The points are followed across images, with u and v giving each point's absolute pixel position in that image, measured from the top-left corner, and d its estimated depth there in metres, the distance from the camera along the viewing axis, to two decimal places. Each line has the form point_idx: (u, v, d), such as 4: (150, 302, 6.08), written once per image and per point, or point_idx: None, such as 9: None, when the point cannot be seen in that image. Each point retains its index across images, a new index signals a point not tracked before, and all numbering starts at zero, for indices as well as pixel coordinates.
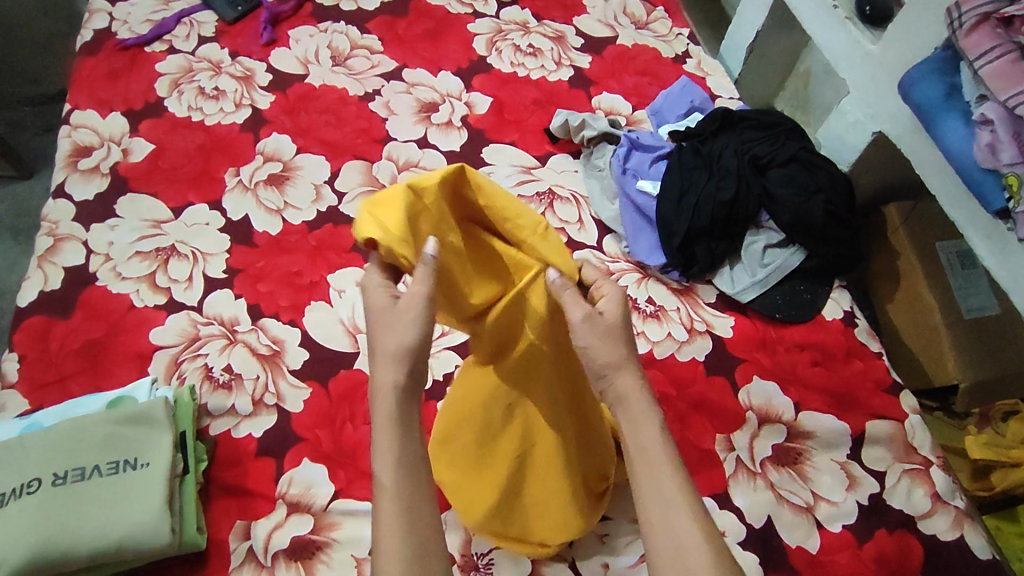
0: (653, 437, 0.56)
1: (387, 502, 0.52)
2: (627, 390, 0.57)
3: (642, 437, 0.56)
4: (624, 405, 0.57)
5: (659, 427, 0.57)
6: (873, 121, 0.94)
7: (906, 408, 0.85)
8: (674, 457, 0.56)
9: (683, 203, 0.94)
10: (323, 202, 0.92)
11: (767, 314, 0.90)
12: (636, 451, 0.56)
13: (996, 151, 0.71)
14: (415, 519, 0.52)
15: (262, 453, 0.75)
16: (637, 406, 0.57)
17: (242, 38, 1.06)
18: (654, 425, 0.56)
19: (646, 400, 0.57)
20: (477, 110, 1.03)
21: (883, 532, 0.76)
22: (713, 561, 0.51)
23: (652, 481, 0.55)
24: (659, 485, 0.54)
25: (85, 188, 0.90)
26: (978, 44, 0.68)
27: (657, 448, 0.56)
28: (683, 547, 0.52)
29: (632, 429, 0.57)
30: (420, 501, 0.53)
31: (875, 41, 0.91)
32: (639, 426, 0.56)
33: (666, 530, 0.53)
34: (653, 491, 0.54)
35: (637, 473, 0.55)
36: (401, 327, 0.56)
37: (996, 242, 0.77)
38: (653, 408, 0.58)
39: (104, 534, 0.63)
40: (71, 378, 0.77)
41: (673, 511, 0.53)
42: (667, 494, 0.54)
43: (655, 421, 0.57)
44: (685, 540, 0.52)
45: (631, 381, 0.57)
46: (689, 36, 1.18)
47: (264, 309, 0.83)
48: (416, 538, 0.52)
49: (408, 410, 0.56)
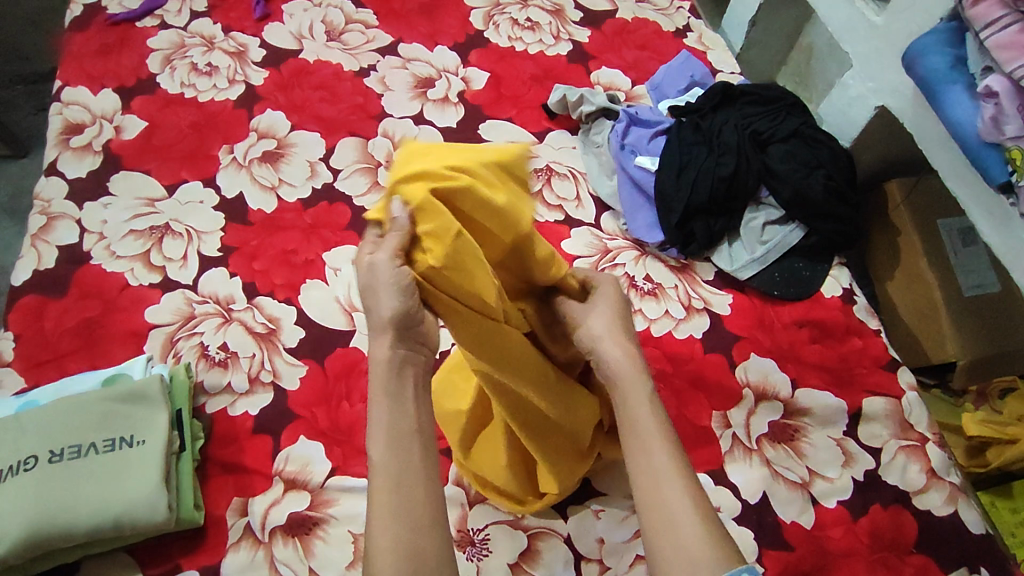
0: (643, 409, 0.56)
1: (379, 477, 0.49)
2: (619, 364, 0.58)
3: (633, 410, 0.56)
4: (614, 382, 0.58)
5: (647, 397, 0.57)
6: (876, 95, 0.93)
7: (903, 385, 0.85)
8: (665, 427, 0.56)
9: (683, 179, 0.92)
10: (318, 180, 0.91)
11: (765, 292, 0.90)
12: (627, 425, 0.56)
13: (999, 124, 0.70)
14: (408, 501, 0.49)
15: (258, 431, 0.75)
16: (625, 379, 0.57)
17: (235, 12, 1.05)
18: (643, 397, 0.57)
19: (638, 369, 0.58)
20: (474, 85, 1.02)
21: (878, 507, 0.76)
22: (704, 521, 0.51)
23: (642, 452, 0.54)
24: (651, 455, 0.54)
25: (77, 165, 0.89)
26: (986, 14, 0.67)
27: (647, 419, 0.56)
28: (676, 515, 0.51)
29: (624, 402, 0.57)
30: (410, 474, 0.50)
31: (879, 12, 0.89)
32: (630, 399, 0.57)
33: (659, 498, 0.52)
34: (643, 461, 0.54)
35: (630, 447, 0.55)
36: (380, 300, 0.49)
37: (998, 217, 0.77)
38: (646, 377, 0.58)
39: (101, 510, 0.64)
40: (67, 357, 0.77)
41: (665, 481, 0.52)
42: (659, 462, 0.53)
43: (644, 392, 0.57)
44: (678, 506, 0.51)
45: (621, 354, 0.58)
46: (689, 10, 1.16)
47: (259, 288, 0.83)
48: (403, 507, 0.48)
49: (398, 382, 0.52)
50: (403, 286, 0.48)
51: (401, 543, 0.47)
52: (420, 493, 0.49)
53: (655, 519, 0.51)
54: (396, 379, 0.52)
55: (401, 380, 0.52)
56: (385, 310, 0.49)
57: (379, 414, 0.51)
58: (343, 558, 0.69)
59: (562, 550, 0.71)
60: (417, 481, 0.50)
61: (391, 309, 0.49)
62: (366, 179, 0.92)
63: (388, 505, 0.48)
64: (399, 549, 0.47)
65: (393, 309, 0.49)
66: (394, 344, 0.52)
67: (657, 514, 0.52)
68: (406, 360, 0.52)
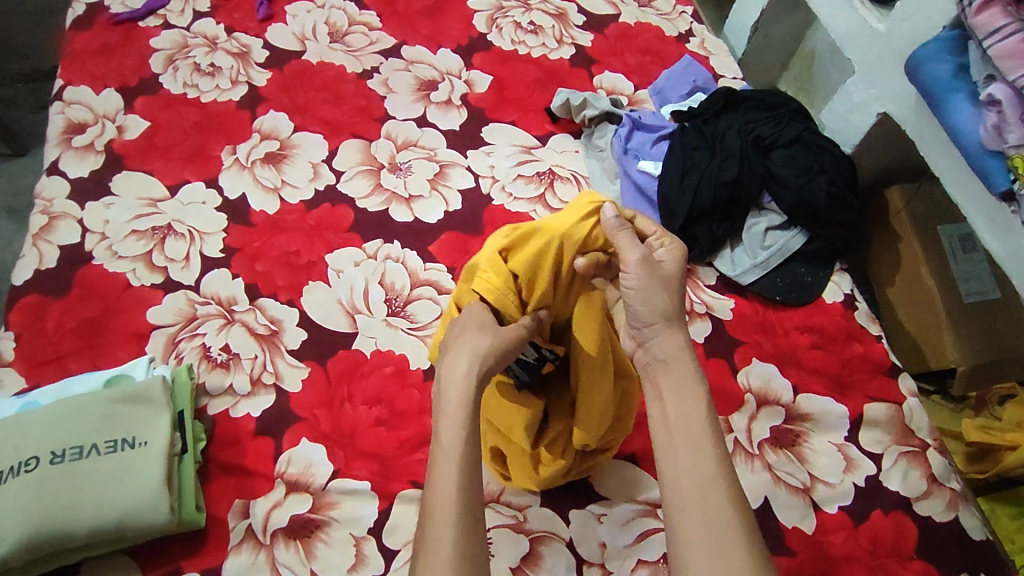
0: (696, 409, 0.57)
1: (449, 463, 0.54)
2: (671, 352, 0.60)
3: (685, 407, 0.57)
4: (669, 369, 0.59)
5: (702, 396, 0.58)
6: (878, 101, 0.93)
7: (904, 391, 0.85)
8: (715, 430, 0.57)
9: (686, 184, 0.92)
10: (321, 181, 0.91)
11: (767, 296, 0.90)
12: (677, 419, 0.57)
13: (1002, 132, 0.71)
14: (470, 491, 0.54)
15: (261, 432, 0.75)
16: (682, 374, 0.59)
17: (239, 13, 1.05)
18: (698, 398, 0.58)
19: (691, 368, 0.59)
20: (477, 88, 1.02)
21: (878, 513, 0.77)
22: (745, 534, 0.52)
23: (692, 451, 0.55)
24: (698, 456, 0.55)
25: (79, 165, 0.88)
26: (989, 22, 0.67)
27: (697, 417, 0.57)
28: (714, 518, 0.52)
29: (676, 397, 0.58)
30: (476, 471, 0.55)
31: (882, 20, 0.90)
32: (682, 395, 0.58)
33: (699, 499, 0.53)
34: (692, 461, 0.55)
35: (674, 443, 0.56)
36: (478, 334, 0.59)
37: (999, 225, 0.77)
38: (700, 380, 0.59)
39: (103, 512, 0.64)
40: (68, 357, 0.77)
41: (709, 485, 0.54)
42: (705, 464, 0.54)
43: (698, 391, 0.58)
44: (720, 512, 0.52)
45: (678, 343, 0.60)
46: (692, 15, 1.17)
47: (262, 289, 0.83)
48: (469, 494, 0.54)
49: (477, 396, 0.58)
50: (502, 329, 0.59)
51: (462, 531, 0.52)
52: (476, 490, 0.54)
53: (693, 521, 0.52)
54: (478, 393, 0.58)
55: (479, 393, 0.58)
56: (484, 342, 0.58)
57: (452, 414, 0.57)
58: (344, 562, 0.69)
59: (564, 554, 0.71)
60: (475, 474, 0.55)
61: (489, 342, 0.58)
62: (369, 180, 0.92)
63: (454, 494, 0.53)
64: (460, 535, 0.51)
65: (489, 346, 0.58)
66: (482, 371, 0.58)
67: (696, 516, 0.52)
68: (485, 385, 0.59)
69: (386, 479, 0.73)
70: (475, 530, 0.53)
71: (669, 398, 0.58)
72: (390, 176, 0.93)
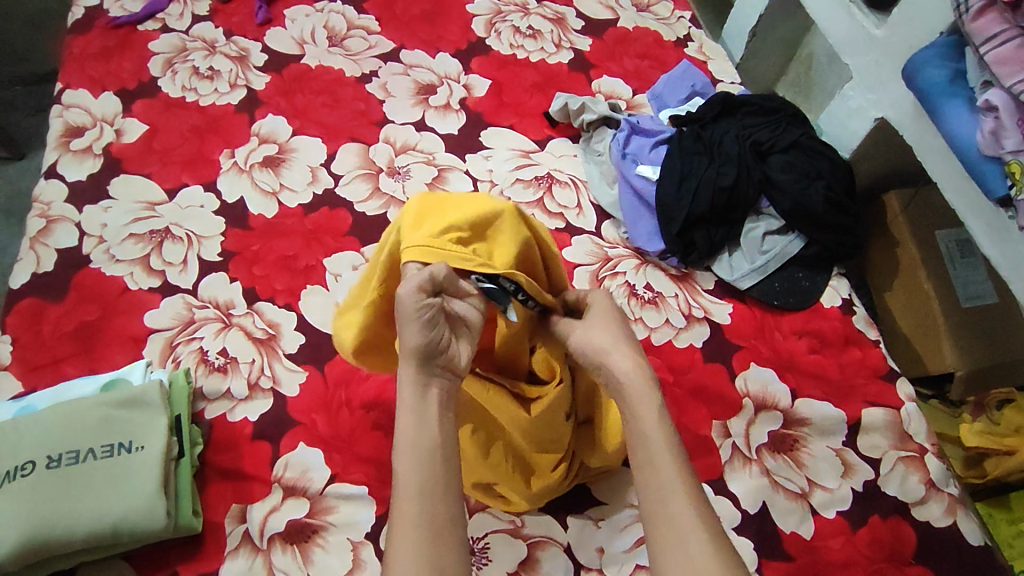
0: (654, 421, 0.59)
1: (408, 489, 0.54)
2: (625, 374, 0.62)
3: (645, 421, 0.59)
4: (623, 390, 0.62)
5: (660, 411, 0.60)
6: (875, 107, 0.94)
7: (901, 396, 0.85)
8: (673, 437, 0.59)
9: (683, 189, 0.92)
10: (319, 185, 0.91)
11: (766, 301, 0.90)
12: (637, 435, 0.60)
13: (999, 138, 0.71)
14: (432, 507, 0.54)
15: (258, 436, 0.74)
16: (636, 388, 0.61)
17: (237, 17, 1.05)
18: (653, 408, 0.60)
19: (646, 381, 0.61)
20: (476, 93, 1.02)
21: (876, 518, 0.77)
22: (710, 537, 0.54)
23: (653, 464, 0.58)
24: (659, 470, 0.57)
25: (77, 168, 0.88)
26: (985, 29, 0.67)
27: (657, 431, 0.59)
28: (679, 527, 0.54)
29: (636, 414, 0.60)
30: (439, 488, 0.55)
31: (879, 25, 0.90)
32: (641, 410, 0.60)
33: (665, 512, 0.55)
34: (652, 471, 0.57)
35: (640, 459, 0.59)
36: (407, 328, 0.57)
37: (997, 230, 0.77)
38: (655, 389, 0.61)
39: (99, 517, 0.63)
40: (66, 361, 0.77)
41: (672, 493, 0.56)
42: (668, 475, 0.57)
43: (654, 407, 0.60)
44: (685, 522, 0.54)
45: (630, 365, 0.62)
46: (691, 19, 1.17)
47: (259, 293, 0.83)
48: (431, 511, 0.53)
49: (422, 400, 0.57)
50: (424, 316, 0.56)
51: (425, 548, 0.52)
52: (444, 511, 0.54)
53: (662, 532, 0.55)
54: (419, 397, 0.57)
55: (423, 402, 0.57)
56: (410, 341, 0.57)
57: (405, 434, 0.56)
58: (341, 566, 0.68)
59: (562, 560, 0.71)
60: (441, 492, 0.55)
61: (416, 338, 0.56)
62: (368, 184, 0.92)
63: (416, 511, 0.53)
64: (422, 553, 0.51)
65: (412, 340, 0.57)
66: (417, 370, 0.58)
67: (662, 525, 0.55)
68: (428, 384, 0.58)
69: (383, 484, 0.73)
70: (438, 540, 0.52)
71: (629, 416, 0.61)
72: (389, 180, 0.93)
